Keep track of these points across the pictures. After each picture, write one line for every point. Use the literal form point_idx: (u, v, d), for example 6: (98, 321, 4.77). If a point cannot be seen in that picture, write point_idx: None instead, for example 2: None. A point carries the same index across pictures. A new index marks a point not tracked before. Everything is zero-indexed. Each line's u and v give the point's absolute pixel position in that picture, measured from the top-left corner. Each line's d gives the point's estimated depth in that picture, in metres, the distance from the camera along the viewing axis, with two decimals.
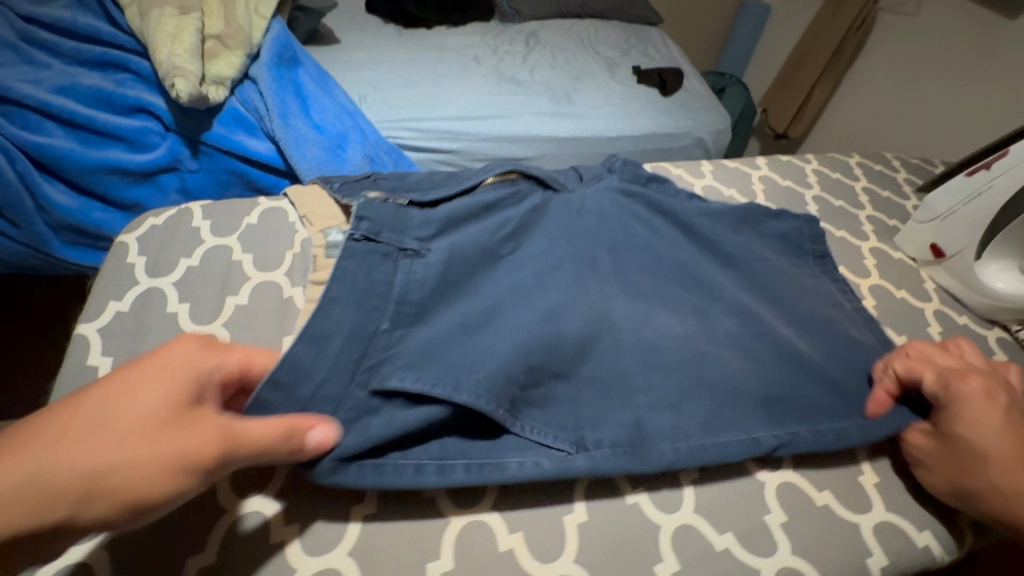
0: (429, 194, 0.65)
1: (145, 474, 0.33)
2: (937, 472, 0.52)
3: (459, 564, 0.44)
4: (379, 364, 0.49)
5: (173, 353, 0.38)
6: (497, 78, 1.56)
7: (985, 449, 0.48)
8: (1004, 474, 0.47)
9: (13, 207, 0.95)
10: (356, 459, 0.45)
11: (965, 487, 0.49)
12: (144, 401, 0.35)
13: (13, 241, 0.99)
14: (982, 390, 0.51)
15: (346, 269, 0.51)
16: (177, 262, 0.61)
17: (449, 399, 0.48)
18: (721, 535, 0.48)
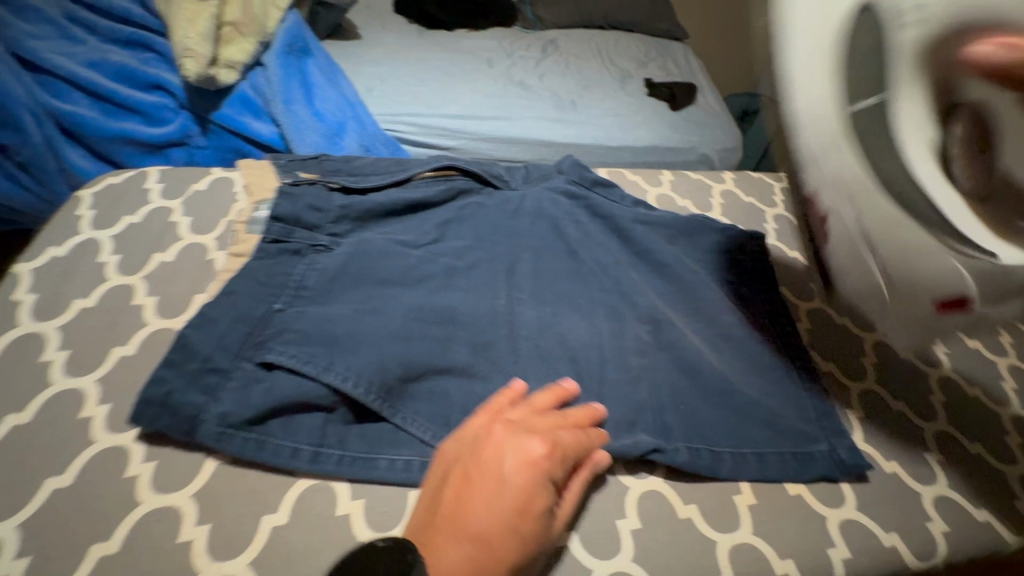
0: (360, 182, 0.70)
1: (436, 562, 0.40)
2: None
3: (293, 521, 0.45)
4: (267, 339, 0.52)
5: (492, 461, 0.44)
6: (505, 82, 1.58)
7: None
8: None
9: (36, 166, 1.00)
10: (240, 431, 0.47)
11: None
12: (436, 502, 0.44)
13: (34, 197, 1.04)
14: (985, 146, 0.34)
15: (251, 268, 0.58)
16: (121, 217, 0.66)
17: (319, 379, 0.50)
18: (565, 531, 0.47)
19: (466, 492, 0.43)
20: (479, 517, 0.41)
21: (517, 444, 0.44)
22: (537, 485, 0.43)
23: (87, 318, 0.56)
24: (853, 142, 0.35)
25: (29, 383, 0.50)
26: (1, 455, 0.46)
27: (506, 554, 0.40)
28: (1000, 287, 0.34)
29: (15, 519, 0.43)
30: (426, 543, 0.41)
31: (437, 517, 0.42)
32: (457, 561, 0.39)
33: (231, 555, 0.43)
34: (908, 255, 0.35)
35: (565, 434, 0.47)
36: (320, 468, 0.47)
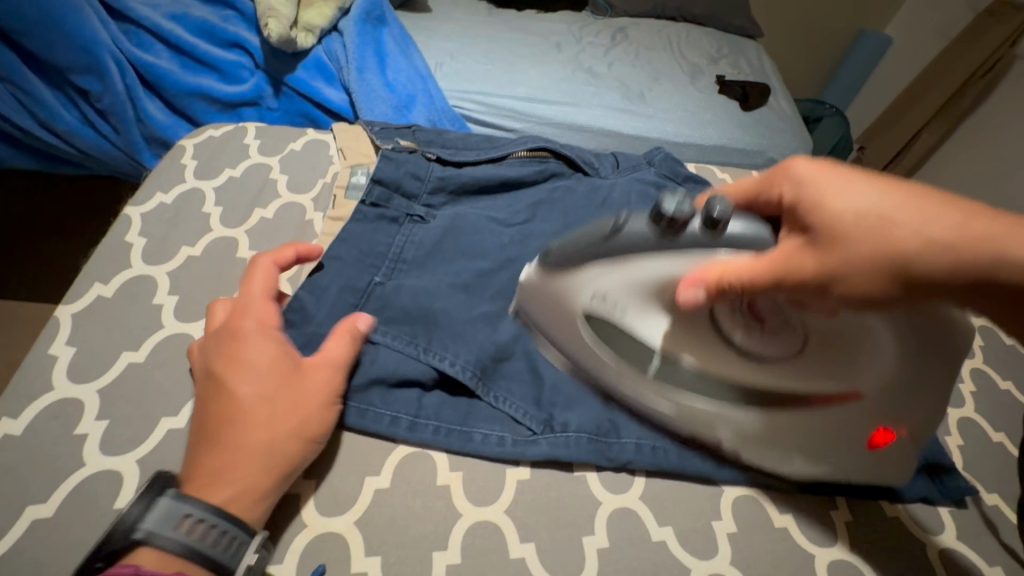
0: (456, 156, 0.69)
1: (247, 471, 0.39)
2: (862, 276, 0.37)
3: (394, 486, 0.45)
4: (365, 314, 0.52)
5: (250, 351, 0.43)
6: (574, 67, 1.55)
7: (852, 258, 0.36)
8: (911, 247, 0.35)
9: (115, 114, 0.98)
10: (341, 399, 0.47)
11: (905, 268, 0.36)
12: (218, 409, 0.41)
13: (113, 146, 1.02)
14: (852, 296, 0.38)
15: (352, 232, 0.58)
16: (222, 170, 0.67)
17: (416, 359, 0.49)
18: (661, 526, 0.46)
19: (222, 402, 0.41)
20: (224, 411, 0.41)
21: (231, 344, 0.43)
22: (294, 376, 0.43)
23: (194, 265, 0.57)
24: (679, 391, 0.48)
25: (143, 322, 0.52)
26: (120, 391, 0.47)
27: (290, 450, 0.41)
28: (872, 414, 0.46)
29: (135, 452, 0.44)
30: (201, 458, 0.39)
31: (206, 429, 0.40)
32: (253, 475, 0.39)
33: (338, 512, 0.43)
34: (798, 430, 0.47)
35: (252, 320, 0.45)
36: (419, 437, 0.47)
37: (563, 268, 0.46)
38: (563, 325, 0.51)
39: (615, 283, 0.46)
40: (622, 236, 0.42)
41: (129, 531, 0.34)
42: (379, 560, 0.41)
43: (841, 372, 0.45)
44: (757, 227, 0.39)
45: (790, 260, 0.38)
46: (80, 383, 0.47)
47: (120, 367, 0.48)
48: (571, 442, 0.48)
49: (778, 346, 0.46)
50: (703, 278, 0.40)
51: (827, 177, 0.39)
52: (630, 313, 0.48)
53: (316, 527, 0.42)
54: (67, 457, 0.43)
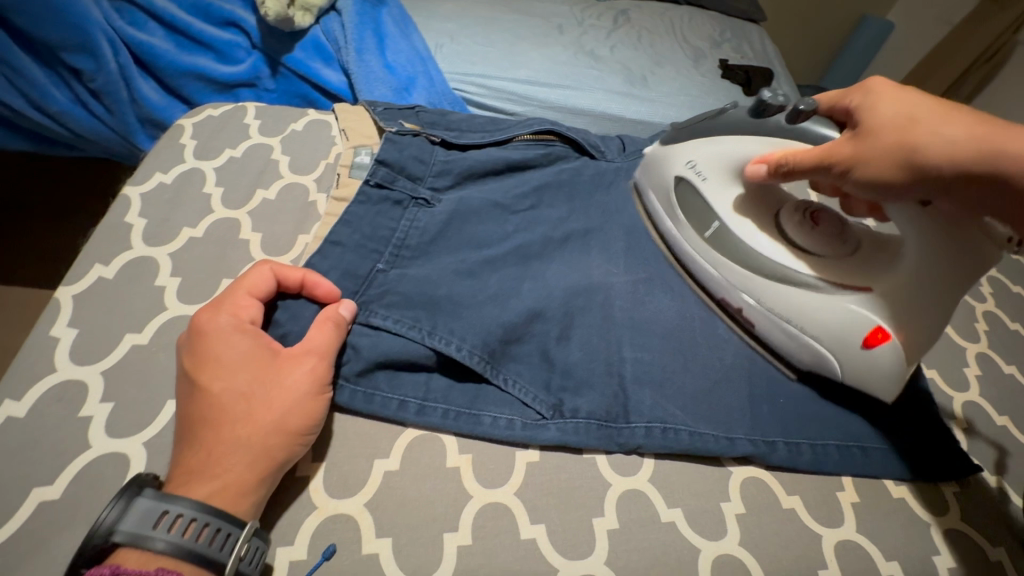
0: (461, 138, 0.67)
1: (234, 466, 0.38)
2: (871, 164, 0.44)
3: (404, 468, 0.45)
4: (369, 300, 0.51)
5: (228, 348, 0.42)
6: (575, 50, 1.52)
7: (871, 146, 0.44)
8: (931, 137, 0.41)
9: (109, 94, 0.96)
10: (350, 383, 0.47)
11: (913, 160, 0.42)
12: (201, 408, 0.40)
13: (106, 127, 1.00)
14: (873, 180, 0.44)
15: (354, 214, 0.56)
16: (222, 150, 0.66)
17: (422, 343, 0.48)
18: (670, 508, 0.47)
19: (198, 399, 0.41)
20: (207, 408, 0.40)
21: (204, 341, 0.43)
22: (273, 368, 0.42)
23: (196, 247, 0.56)
24: (727, 256, 0.57)
25: (146, 304, 0.51)
26: (123, 374, 0.46)
27: (272, 442, 0.40)
28: (887, 309, 0.49)
29: (139, 436, 0.43)
30: (187, 458, 0.38)
31: (187, 428, 0.40)
32: (234, 470, 0.38)
33: (348, 494, 0.43)
34: (822, 316, 0.52)
35: (226, 315, 0.44)
36: (428, 421, 0.47)
37: (680, 136, 0.63)
38: (658, 192, 0.64)
39: (709, 152, 0.60)
40: (725, 117, 0.58)
41: (108, 534, 0.33)
42: (390, 541, 0.41)
43: (867, 267, 0.51)
44: (823, 121, 0.49)
45: (828, 149, 0.46)
46: (83, 366, 0.46)
47: (122, 350, 0.47)
48: (581, 428, 0.48)
49: (823, 243, 0.55)
50: (768, 158, 0.52)
51: (891, 91, 0.45)
52: (710, 181, 0.60)
53: (326, 509, 0.42)
54: (72, 440, 0.42)
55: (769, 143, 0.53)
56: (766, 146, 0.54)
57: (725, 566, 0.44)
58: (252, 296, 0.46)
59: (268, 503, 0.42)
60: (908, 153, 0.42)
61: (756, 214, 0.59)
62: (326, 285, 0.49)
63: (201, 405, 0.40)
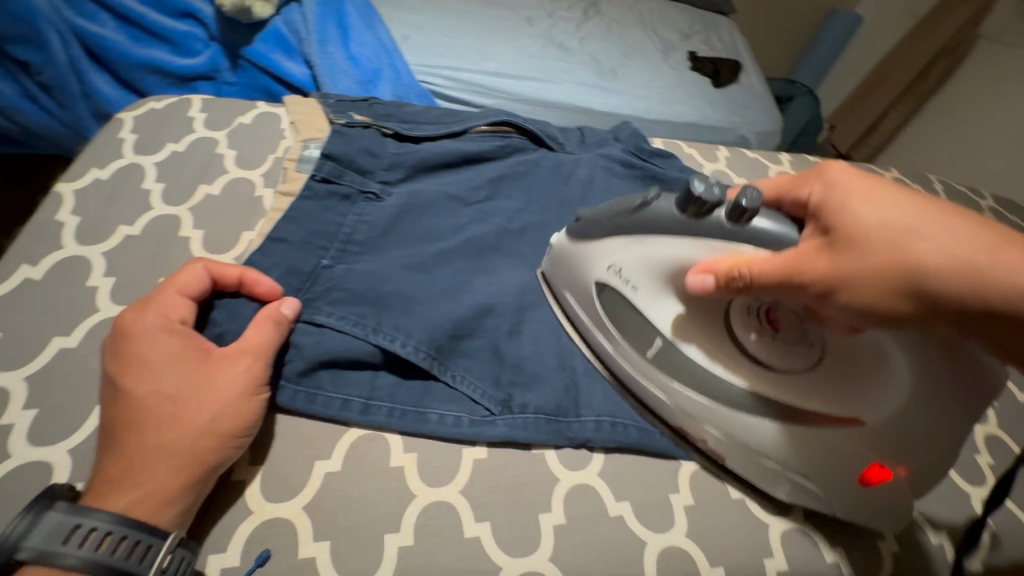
0: (414, 130, 0.66)
1: (160, 474, 0.36)
2: (864, 289, 0.36)
3: (346, 468, 0.44)
4: (313, 297, 0.49)
5: (155, 350, 0.40)
6: (545, 42, 1.51)
7: (861, 265, 0.36)
8: (937, 261, 0.35)
9: (58, 88, 0.92)
10: (290, 383, 0.45)
11: (914, 283, 0.35)
12: (125, 414, 0.38)
13: (56, 122, 0.96)
14: (863, 307, 0.37)
15: (300, 209, 0.55)
16: (164, 145, 0.63)
17: (366, 340, 0.47)
18: (618, 501, 0.46)
19: (121, 403, 0.39)
20: (132, 413, 0.38)
21: (128, 342, 0.41)
22: (203, 370, 0.41)
23: (133, 245, 0.54)
24: (672, 380, 0.47)
25: (76, 304, 0.49)
26: (50, 380, 0.44)
27: (202, 446, 0.38)
28: (878, 445, 0.43)
29: (67, 442, 0.41)
30: (108, 466, 0.37)
31: (110, 434, 0.38)
32: (159, 477, 0.36)
33: (286, 497, 0.42)
34: (805, 451, 0.45)
35: (153, 315, 0.42)
36: (372, 420, 0.46)
37: (590, 231, 0.48)
38: (581, 302, 0.51)
39: (631, 257, 0.47)
40: (650, 211, 0.44)
41: (12, 550, 0.31)
42: (329, 544, 0.40)
43: (848, 384, 0.45)
44: (774, 217, 0.41)
45: (801, 262, 0.38)
46: (6, 370, 0.44)
47: (50, 354, 0.45)
48: (530, 423, 0.48)
49: (792, 357, 0.47)
50: (716, 267, 0.42)
51: (860, 187, 0.38)
52: (643, 292, 0.48)
53: (262, 513, 0.41)
54: None
55: (734, 245, 0.42)
56: (709, 249, 0.44)
57: (671, 557, 0.44)
58: (184, 295, 0.44)
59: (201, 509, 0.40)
60: (910, 276, 0.35)
61: (701, 331, 0.48)
62: (267, 282, 0.47)
63: (125, 411, 0.38)
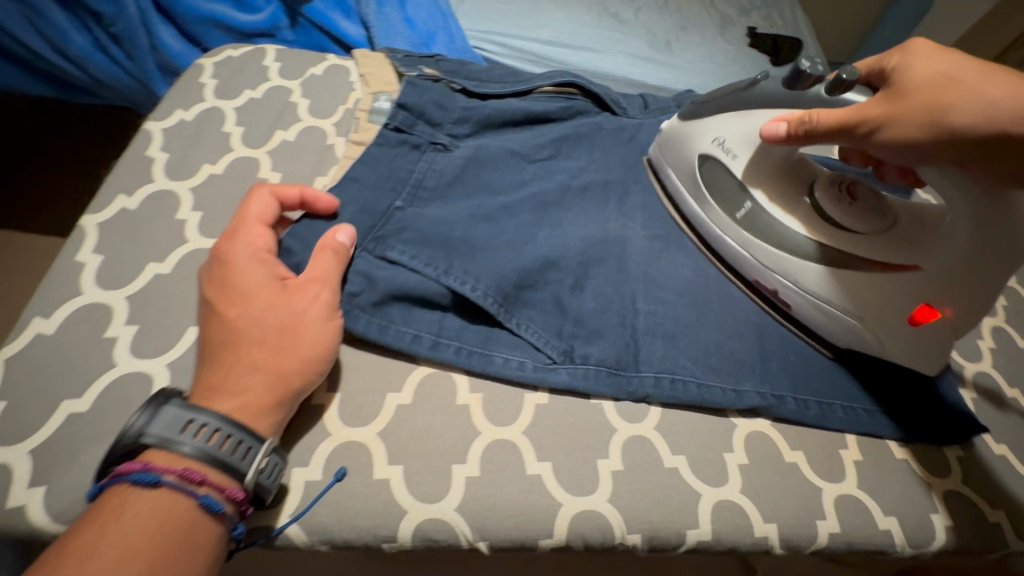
0: (481, 87, 0.66)
1: (256, 388, 0.40)
2: (896, 121, 0.43)
3: (416, 402, 0.46)
4: (386, 235, 0.51)
5: (246, 276, 0.43)
6: (600, 11, 1.47)
7: (894, 110, 0.43)
8: (953, 105, 0.41)
9: (129, 40, 0.94)
10: (365, 313, 0.47)
11: (929, 128, 0.41)
12: (223, 332, 0.42)
13: (127, 74, 1.00)
14: (905, 135, 0.42)
15: (373, 154, 0.56)
16: (242, 91, 0.65)
17: (437, 280, 0.49)
18: (674, 455, 0.47)
19: (216, 324, 0.42)
20: (230, 333, 0.41)
21: (222, 269, 0.44)
22: (283, 295, 0.43)
23: (215, 183, 0.56)
24: (757, 233, 0.55)
25: (168, 235, 0.51)
26: (147, 302, 0.47)
27: (287, 366, 0.41)
28: (930, 288, 0.48)
29: (163, 357, 0.45)
30: (208, 379, 0.40)
31: (207, 352, 0.41)
32: (255, 390, 0.40)
33: (361, 423, 0.44)
34: (846, 293, 0.51)
35: (243, 245, 0.45)
36: (441, 356, 0.48)
37: (701, 111, 0.58)
38: (676, 155, 0.61)
39: (737, 129, 0.56)
40: (756, 89, 0.54)
41: (137, 436, 0.35)
42: (401, 468, 0.43)
43: (910, 250, 0.50)
44: (865, 91, 0.46)
45: (858, 108, 0.45)
46: (108, 291, 0.47)
47: (147, 277, 0.49)
48: (591, 373, 0.49)
49: (863, 219, 0.53)
50: (786, 118, 0.50)
51: (934, 53, 0.44)
52: (740, 159, 0.56)
53: (340, 436, 0.43)
54: (98, 360, 0.44)
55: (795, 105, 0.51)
56: (776, 113, 0.53)
57: (725, 510, 0.45)
58: (266, 226, 0.47)
59: (289, 429, 0.43)
60: (925, 121, 0.42)
61: (769, 184, 0.56)
62: (326, 200, 0.50)
63: (224, 329, 0.42)
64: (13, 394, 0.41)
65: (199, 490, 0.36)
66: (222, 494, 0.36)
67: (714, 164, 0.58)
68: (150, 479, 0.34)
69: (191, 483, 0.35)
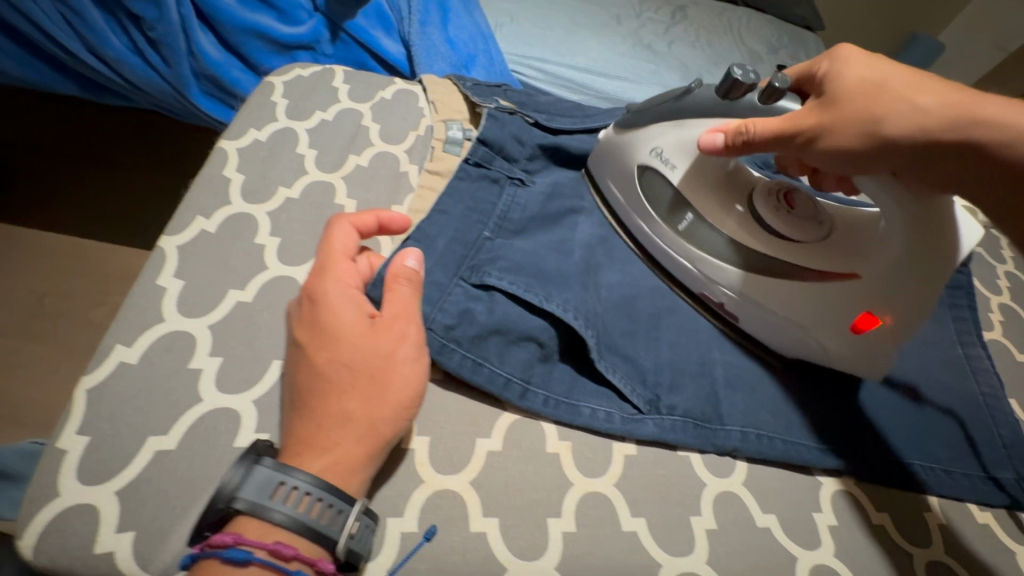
0: (553, 122, 0.65)
1: (349, 441, 0.37)
2: (839, 129, 0.42)
3: (506, 449, 0.45)
4: (481, 264, 0.50)
5: (335, 317, 0.41)
6: (634, 42, 1.47)
7: (836, 120, 0.42)
8: (917, 114, 0.40)
9: (167, 45, 0.89)
10: (461, 348, 0.46)
11: (870, 136, 0.41)
12: (313, 378, 0.39)
13: (161, 78, 0.95)
14: (841, 146, 0.42)
15: (456, 188, 0.55)
16: (314, 112, 0.64)
17: (540, 305, 0.48)
18: (765, 513, 0.46)
19: (309, 369, 0.40)
20: (320, 382, 0.39)
21: (316, 308, 0.42)
22: (372, 336, 0.41)
23: (292, 208, 0.55)
24: (701, 248, 0.54)
25: (248, 261, 0.50)
26: (228, 332, 0.46)
27: (378, 417, 0.39)
28: (873, 296, 0.47)
29: (249, 393, 0.43)
30: (302, 433, 0.38)
31: (297, 402, 0.39)
32: (346, 445, 0.37)
33: (453, 470, 0.43)
34: (798, 302, 0.50)
35: (332, 282, 0.43)
36: (529, 406, 0.46)
37: (640, 121, 0.56)
38: (620, 184, 0.59)
39: (672, 140, 0.54)
40: (691, 98, 0.51)
41: (230, 499, 0.34)
42: (497, 522, 0.41)
43: (845, 257, 0.49)
44: (798, 99, 0.45)
45: (794, 118, 0.44)
46: (191, 318, 0.46)
47: (228, 305, 0.47)
48: (678, 426, 0.48)
49: (800, 225, 0.52)
50: (724, 127, 0.48)
51: (857, 59, 0.44)
52: (679, 171, 0.54)
53: (433, 484, 0.42)
54: (184, 392, 0.42)
55: (728, 115, 0.49)
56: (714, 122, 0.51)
57: None
58: (349, 259, 0.45)
59: (379, 476, 0.42)
60: (872, 130, 0.41)
61: (706, 199, 0.54)
62: (400, 219, 0.49)
63: (315, 376, 0.40)
64: (97, 426, 0.39)
65: (288, 566, 0.33)
66: (313, 568, 0.34)
67: (658, 162, 0.55)
68: (241, 557, 0.32)
69: (282, 558, 0.33)
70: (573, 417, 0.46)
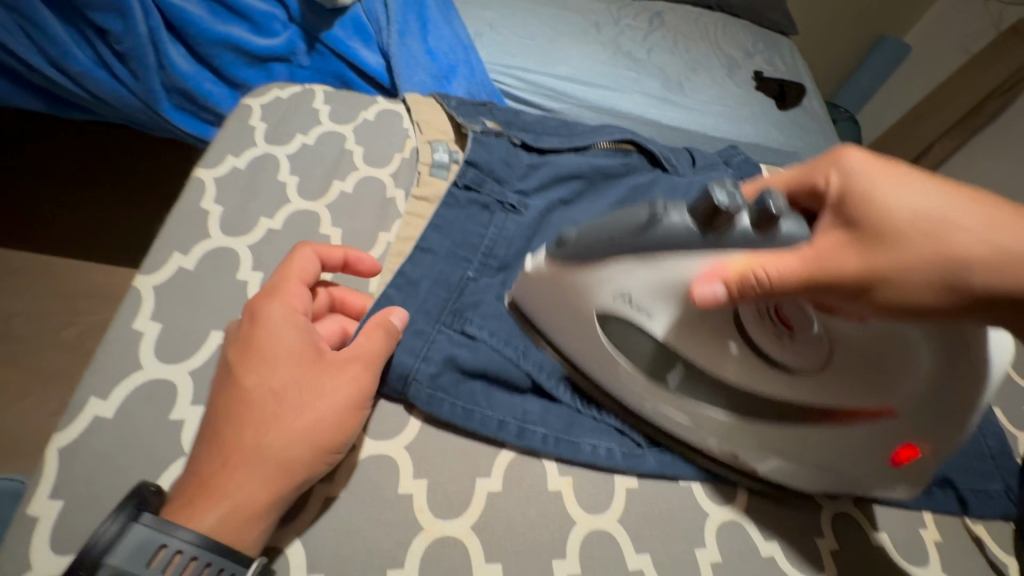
0: (540, 142, 0.65)
1: (248, 483, 0.35)
2: (901, 278, 0.35)
3: (506, 489, 0.43)
4: (464, 310, 0.49)
5: (273, 341, 0.39)
6: (614, 49, 1.47)
7: (894, 262, 0.35)
8: (981, 249, 0.34)
9: (135, 58, 0.85)
10: (450, 398, 0.45)
11: (934, 285, 0.34)
12: (233, 405, 0.37)
13: (129, 93, 0.90)
14: (899, 296, 0.35)
15: (443, 218, 0.54)
16: (294, 136, 0.62)
17: (517, 360, 0.47)
18: (768, 541, 0.46)
19: (232, 392, 0.38)
20: (239, 411, 0.37)
21: (255, 327, 0.40)
22: (310, 371, 0.39)
23: (274, 240, 0.53)
24: (702, 392, 0.44)
25: (230, 299, 0.48)
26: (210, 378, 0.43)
27: (293, 458, 0.36)
28: (905, 430, 0.42)
29: None
30: (208, 469, 0.35)
31: (213, 431, 0.37)
32: (248, 491, 0.34)
33: (453, 515, 0.41)
34: (819, 447, 0.43)
35: (279, 303, 0.41)
36: (528, 444, 0.45)
37: (584, 257, 0.41)
38: (565, 321, 0.46)
39: (643, 278, 0.40)
40: (663, 229, 0.37)
41: (97, 562, 0.30)
42: (501, 567, 0.40)
43: (870, 391, 0.42)
44: (802, 223, 0.36)
45: (827, 255, 0.35)
46: (171, 364, 0.43)
47: (211, 348, 0.45)
48: (679, 457, 0.47)
49: (805, 357, 0.43)
50: (724, 274, 0.36)
51: (881, 174, 0.37)
52: (656, 319, 0.41)
53: (433, 531, 0.40)
54: (165, 446, 0.40)
55: (726, 255, 0.36)
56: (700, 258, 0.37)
57: None
58: (303, 284, 0.44)
59: (376, 525, 0.40)
60: (932, 278, 0.34)
61: (699, 346, 0.42)
62: (369, 261, 0.49)
63: (238, 403, 0.37)
64: (72, 489, 0.37)
65: None
66: None
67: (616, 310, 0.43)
68: None
69: None
70: (573, 453, 0.45)
